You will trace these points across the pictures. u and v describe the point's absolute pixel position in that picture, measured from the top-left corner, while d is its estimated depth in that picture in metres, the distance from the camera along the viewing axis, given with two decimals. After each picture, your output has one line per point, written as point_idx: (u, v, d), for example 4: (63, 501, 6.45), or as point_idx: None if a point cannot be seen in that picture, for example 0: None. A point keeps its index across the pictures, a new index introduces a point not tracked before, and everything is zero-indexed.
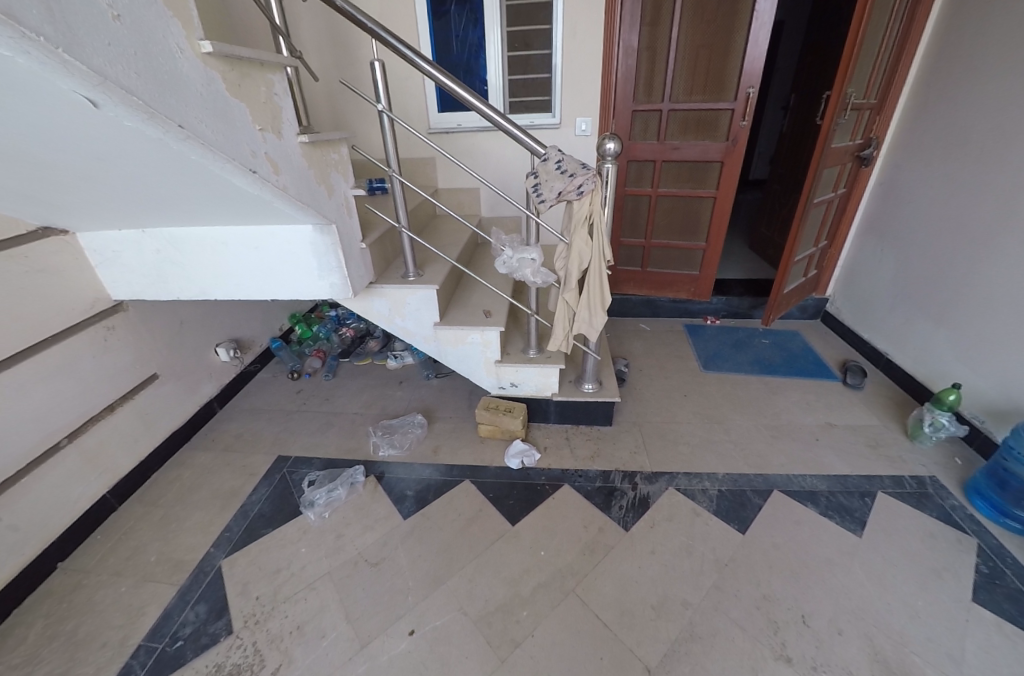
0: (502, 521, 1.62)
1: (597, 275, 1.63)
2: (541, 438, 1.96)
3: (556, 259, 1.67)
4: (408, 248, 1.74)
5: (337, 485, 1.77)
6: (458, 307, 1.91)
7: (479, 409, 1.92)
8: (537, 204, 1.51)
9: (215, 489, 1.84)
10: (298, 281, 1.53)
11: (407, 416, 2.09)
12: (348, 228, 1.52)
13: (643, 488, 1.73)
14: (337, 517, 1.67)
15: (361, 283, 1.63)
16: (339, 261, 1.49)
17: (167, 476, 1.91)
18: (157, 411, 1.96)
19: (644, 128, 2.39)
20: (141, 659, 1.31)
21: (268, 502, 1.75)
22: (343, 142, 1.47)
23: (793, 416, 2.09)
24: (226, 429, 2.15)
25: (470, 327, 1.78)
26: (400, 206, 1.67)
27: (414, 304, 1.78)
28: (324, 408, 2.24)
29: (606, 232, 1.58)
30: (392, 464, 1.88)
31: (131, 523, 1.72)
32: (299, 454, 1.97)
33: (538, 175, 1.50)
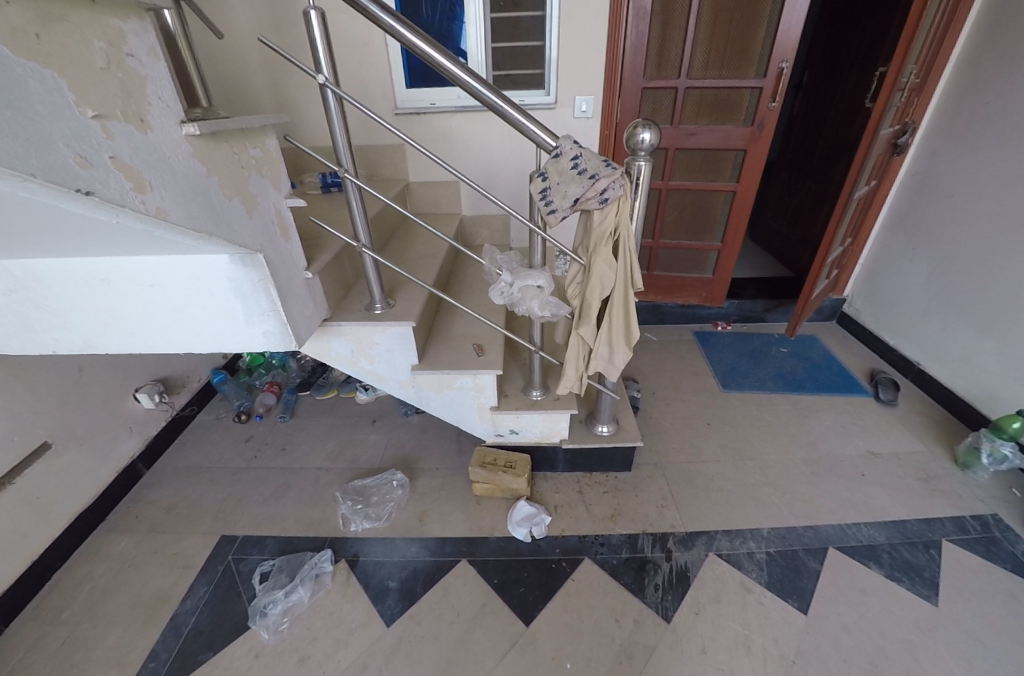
0: (513, 621, 1.28)
1: (620, 303, 1.29)
2: (549, 494, 1.62)
3: (566, 283, 1.32)
4: (373, 272, 1.33)
5: (299, 580, 1.38)
6: (439, 342, 1.54)
7: (473, 466, 1.57)
8: (544, 213, 1.14)
9: (137, 592, 1.40)
10: (220, 329, 1.11)
11: (383, 473, 1.69)
12: (284, 254, 1.10)
13: (679, 556, 1.42)
14: (299, 629, 1.29)
15: (310, 328, 1.23)
16: (272, 301, 1.07)
17: (74, 575, 1.44)
18: (56, 490, 1.46)
19: (652, 109, 2.05)
20: None
21: (207, 610, 1.35)
22: (270, 131, 1.03)
23: (832, 446, 1.82)
24: (155, 500, 1.65)
25: (459, 370, 1.42)
26: (360, 219, 1.25)
27: (384, 344, 1.39)
28: (281, 463, 1.77)
29: (635, 250, 1.22)
30: (369, 542, 1.50)
31: (20, 656, 1.26)
32: (249, 530, 1.54)
33: (546, 176, 1.12)
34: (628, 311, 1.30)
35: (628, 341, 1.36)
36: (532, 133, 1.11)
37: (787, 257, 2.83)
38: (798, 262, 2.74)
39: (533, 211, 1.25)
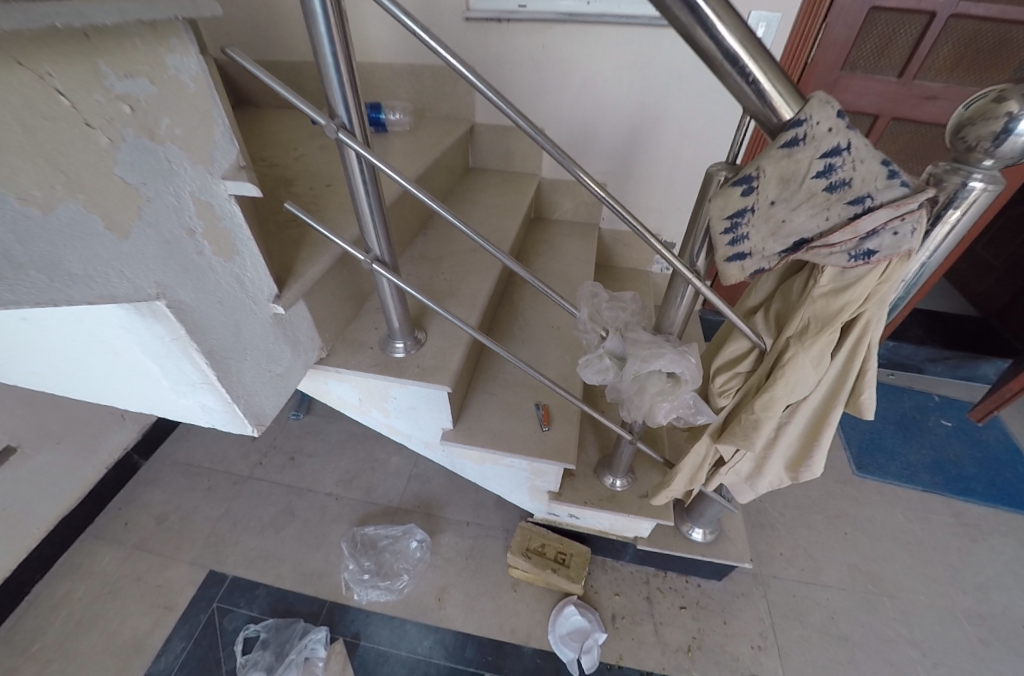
0: None
1: (805, 417, 0.73)
2: (607, 591, 1.29)
3: (717, 362, 0.76)
4: (391, 299, 0.86)
5: (285, 665, 1.21)
6: (482, 391, 1.10)
7: (516, 553, 1.24)
8: (723, 254, 0.56)
9: (110, 634, 1.30)
10: (142, 389, 0.74)
11: (402, 523, 1.48)
12: (218, 285, 0.64)
13: None
14: None
15: (279, 396, 0.82)
16: (200, 369, 0.67)
17: (52, 594, 1.35)
18: (29, 494, 1.29)
19: (879, 52, 1.36)
20: None
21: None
22: (183, 31, 0.49)
23: (1016, 601, 1.26)
24: (145, 506, 1.57)
25: (508, 451, 0.98)
26: (369, 194, 0.70)
27: (402, 399, 0.97)
28: (285, 479, 1.65)
29: (877, 348, 0.61)
30: (372, 619, 1.31)
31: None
32: (239, 571, 1.42)
33: (761, 181, 0.51)
34: (815, 431, 0.74)
35: (794, 469, 0.82)
36: (746, 84, 0.47)
37: (976, 289, 2.07)
38: (987, 300, 2.00)
39: (696, 235, 0.63)
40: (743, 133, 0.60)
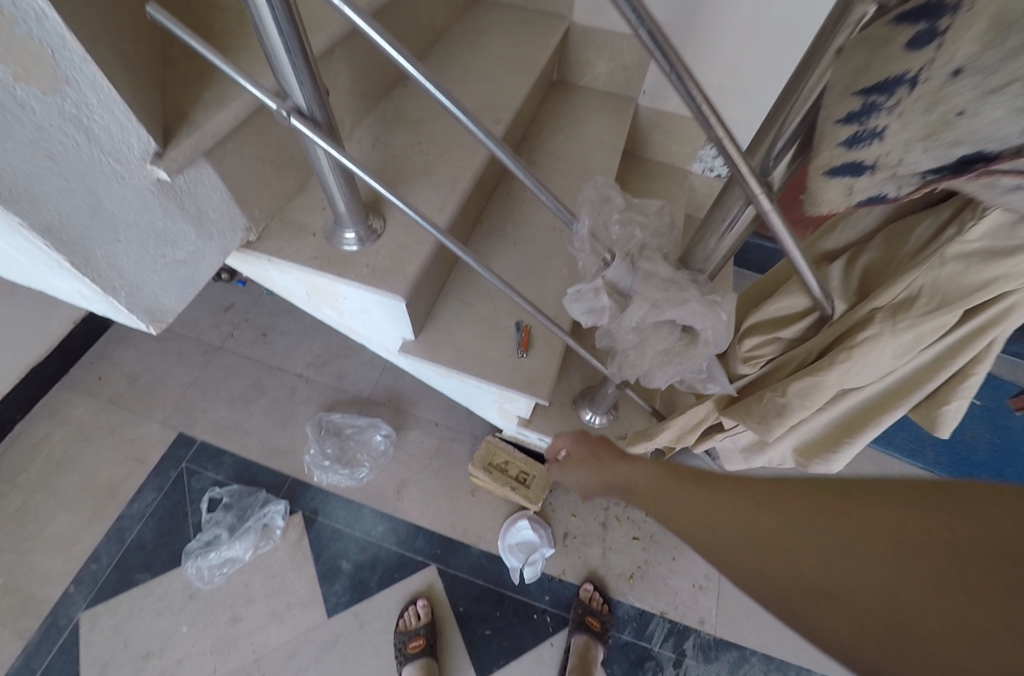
0: (463, 666, 1.17)
1: (842, 411, 0.57)
2: (564, 512, 1.34)
3: (755, 318, 0.56)
4: (341, 186, 0.64)
5: (244, 530, 1.29)
6: (456, 299, 0.92)
7: (478, 465, 1.27)
8: (824, 161, 0.34)
9: (87, 478, 1.37)
10: (6, 261, 0.57)
11: (369, 415, 1.46)
12: (43, 131, 0.42)
13: (691, 667, 1.17)
14: (237, 583, 1.25)
15: (185, 292, 0.63)
16: (49, 256, 0.48)
17: (32, 435, 1.41)
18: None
19: None
20: None
21: (153, 523, 1.32)
22: None
23: None
24: (118, 362, 1.55)
25: (473, 373, 0.84)
26: (274, 7, 0.44)
27: (353, 301, 0.79)
28: (256, 354, 1.58)
29: (998, 346, 0.43)
30: (332, 500, 1.35)
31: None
32: (208, 437, 1.44)
33: (959, 16, 0.26)
34: (851, 428, 0.58)
35: (805, 457, 0.68)
36: None
37: None
38: None
39: (787, 123, 0.38)
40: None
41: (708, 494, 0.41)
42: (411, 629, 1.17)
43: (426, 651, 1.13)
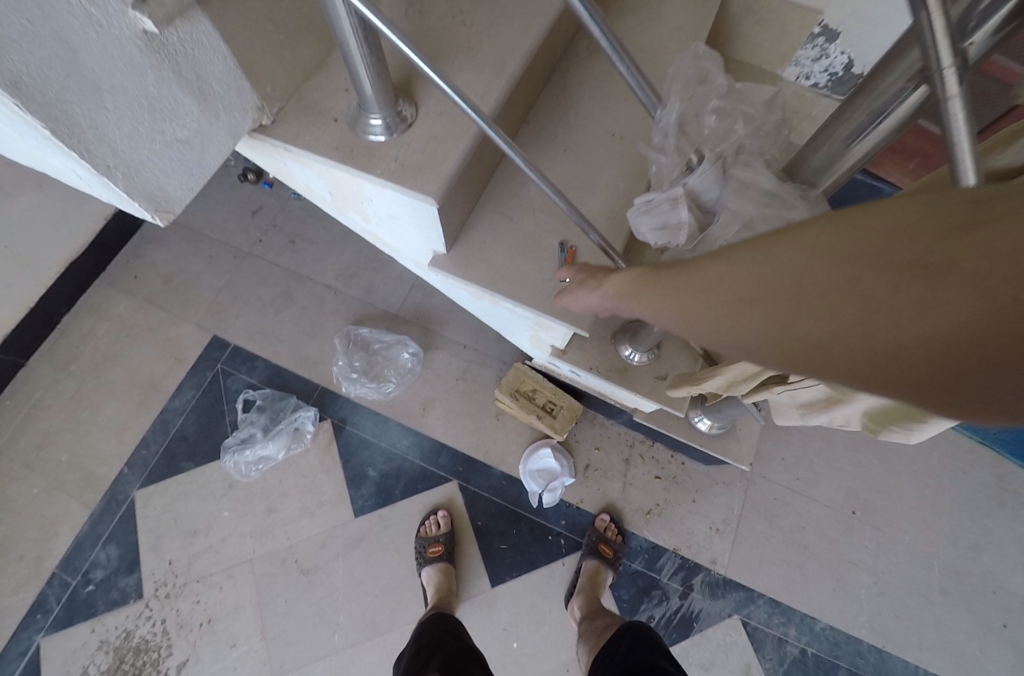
0: (480, 575, 1.23)
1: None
2: (587, 445, 1.32)
3: None
4: (370, 64, 0.52)
5: (277, 432, 1.34)
6: (494, 211, 0.82)
7: (505, 391, 1.24)
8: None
9: (132, 371, 1.42)
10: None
11: (397, 332, 1.43)
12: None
13: (696, 601, 1.19)
14: (272, 480, 1.32)
15: (191, 179, 0.56)
16: (27, 122, 0.41)
17: (80, 327, 1.45)
18: (27, 235, 1.19)
19: None
20: (55, 592, 1.22)
21: (193, 418, 1.38)
22: None
23: (995, 561, 1.24)
24: (153, 262, 1.54)
25: (510, 296, 0.76)
26: None
27: (381, 204, 0.71)
28: (285, 262, 1.54)
29: None
30: (360, 412, 1.37)
31: (41, 393, 1.39)
32: (241, 342, 1.45)
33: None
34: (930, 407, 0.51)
35: (876, 424, 0.59)
36: None
37: None
38: None
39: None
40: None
41: (697, 282, 0.36)
42: (431, 537, 1.22)
43: (444, 557, 1.19)
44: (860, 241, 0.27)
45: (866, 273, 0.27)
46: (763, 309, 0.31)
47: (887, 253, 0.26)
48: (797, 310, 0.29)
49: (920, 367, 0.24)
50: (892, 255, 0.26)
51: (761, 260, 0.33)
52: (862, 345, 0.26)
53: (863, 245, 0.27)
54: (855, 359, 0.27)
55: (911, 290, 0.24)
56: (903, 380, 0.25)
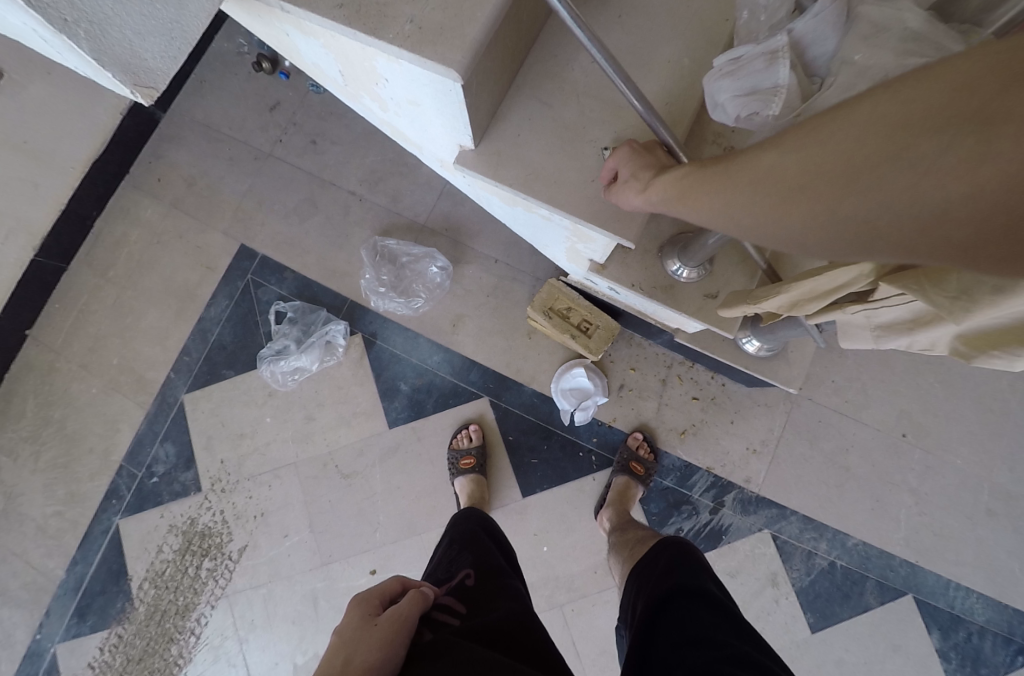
0: (511, 485, 1.26)
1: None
2: (622, 365, 1.27)
3: None
4: None
5: (309, 344, 1.34)
6: (531, 98, 0.70)
7: (537, 310, 1.18)
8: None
9: (167, 279, 1.43)
10: None
11: (426, 244, 1.35)
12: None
13: (726, 515, 1.19)
14: (310, 390, 1.36)
15: (173, 45, 0.48)
16: None
17: (112, 233, 1.44)
18: (42, 130, 1.13)
19: None
20: (125, 482, 1.34)
21: (230, 328, 1.40)
22: None
23: None
24: (174, 163, 1.47)
25: (546, 202, 0.67)
26: None
27: (398, 89, 0.61)
28: (307, 165, 1.44)
29: None
30: (390, 327, 1.35)
31: (84, 298, 1.42)
32: (268, 252, 1.42)
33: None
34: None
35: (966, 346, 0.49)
36: None
37: None
38: None
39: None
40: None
41: (739, 178, 0.36)
42: (463, 449, 1.25)
43: (477, 469, 1.22)
44: (909, 105, 0.26)
45: (916, 136, 0.25)
46: (809, 193, 0.31)
47: (946, 113, 0.24)
48: (846, 186, 0.29)
49: (975, 223, 0.24)
50: (949, 113, 0.24)
51: (812, 142, 0.31)
52: (916, 212, 0.26)
53: (923, 104, 0.25)
54: (908, 228, 0.27)
55: (970, 147, 0.23)
56: (959, 239, 0.25)
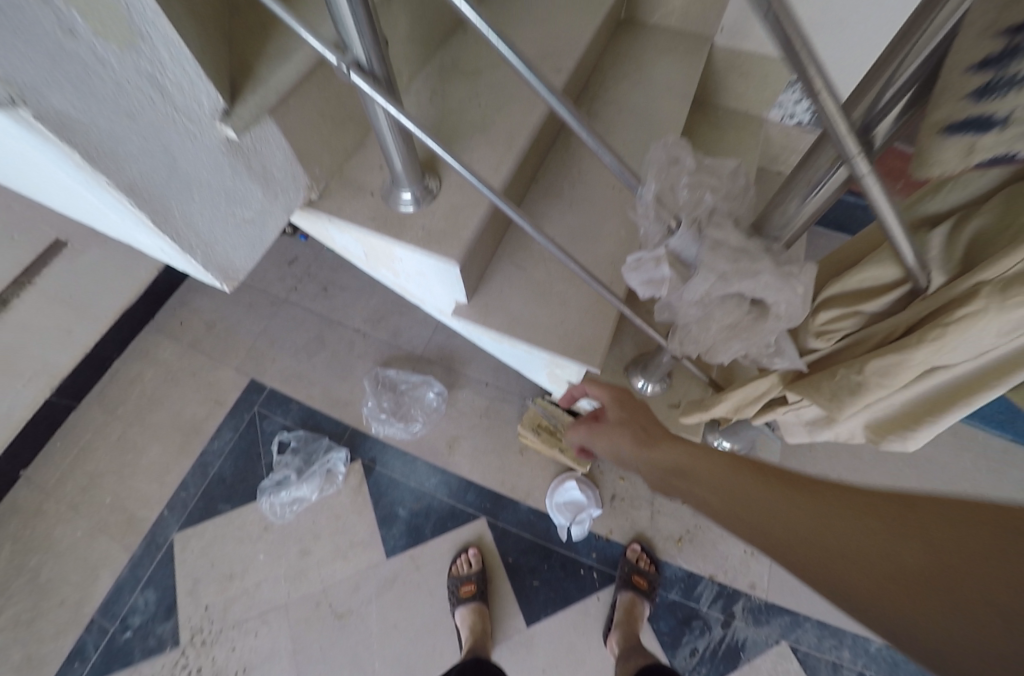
0: (511, 610, 1.24)
1: (931, 386, 0.55)
2: (610, 476, 1.35)
3: (832, 289, 0.53)
4: (392, 147, 0.61)
5: (310, 473, 1.41)
6: (509, 263, 0.91)
7: (527, 426, 1.30)
8: (944, 116, 0.29)
9: (175, 415, 1.52)
10: (101, 219, 0.61)
11: (422, 372, 1.51)
12: (122, 91, 0.43)
13: (740, 628, 1.18)
14: (308, 520, 1.38)
15: (253, 248, 0.66)
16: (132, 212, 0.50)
17: (128, 372, 1.58)
18: (87, 289, 1.33)
19: None
20: (95, 637, 1.28)
21: (231, 461, 1.46)
22: None
23: None
24: (196, 311, 1.67)
25: (525, 339, 0.83)
26: None
27: (410, 265, 0.80)
28: (317, 308, 1.65)
29: None
30: (389, 451, 1.43)
31: (90, 436, 1.49)
32: (276, 385, 1.55)
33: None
34: (936, 406, 0.56)
35: (876, 432, 0.64)
36: None
37: None
38: None
39: (898, 71, 0.32)
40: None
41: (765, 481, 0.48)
42: (463, 575, 1.25)
43: (477, 597, 1.20)
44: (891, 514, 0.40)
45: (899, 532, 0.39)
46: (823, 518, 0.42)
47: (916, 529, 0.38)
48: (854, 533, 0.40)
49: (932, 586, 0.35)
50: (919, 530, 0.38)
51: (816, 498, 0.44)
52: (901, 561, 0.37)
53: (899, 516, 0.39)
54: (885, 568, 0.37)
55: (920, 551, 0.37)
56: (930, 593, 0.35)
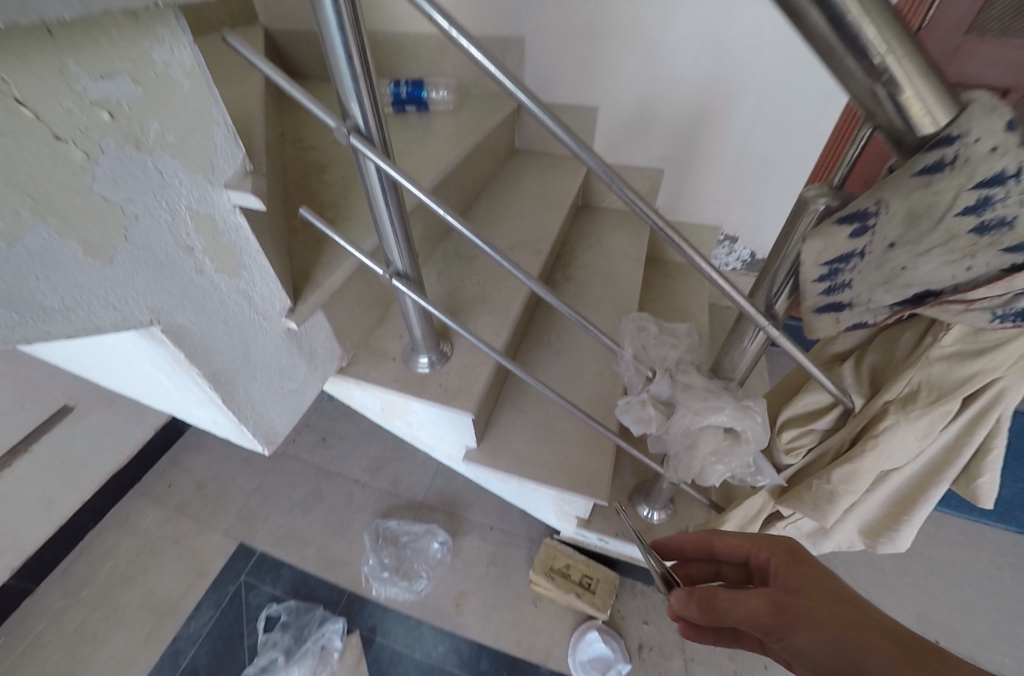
0: None
1: (893, 488, 0.64)
2: (630, 622, 1.27)
3: (786, 414, 0.65)
4: (415, 321, 0.76)
5: (302, 653, 1.26)
6: (511, 406, 1.01)
7: (540, 572, 1.28)
8: (811, 304, 0.48)
9: (148, 594, 1.39)
10: (162, 397, 0.71)
11: (424, 520, 1.49)
12: (223, 305, 0.56)
13: None
14: None
15: (292, 414, 0.75)
16: (206, 392, 0.60)
17: (101, 545, 1.47)
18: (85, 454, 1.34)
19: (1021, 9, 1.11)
20: None
21: (207, 647, 1.31)
22: (173, 19, 0.41)
23: None
24: (188, 473, 1.65)
25: (533, 477, 0.89)
26: (390, 208, 0.60)
27: (424, 417, 0.89)
28: (316, 462, 1.67)
29: (1006, 419, 0.52)
30: (391, 616, 1.33)
31: (40, 627, 1.32)
32: (267, 549, 1.47)
33: (880, 219, 0.40)
34: (904, 505, 0.64)
35: (865, 537, 0.70)
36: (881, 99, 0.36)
37: None
38: None
39: (779, 271, 0.52)
40: (862, 144, 0.44)
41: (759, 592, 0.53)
42: None
43: None
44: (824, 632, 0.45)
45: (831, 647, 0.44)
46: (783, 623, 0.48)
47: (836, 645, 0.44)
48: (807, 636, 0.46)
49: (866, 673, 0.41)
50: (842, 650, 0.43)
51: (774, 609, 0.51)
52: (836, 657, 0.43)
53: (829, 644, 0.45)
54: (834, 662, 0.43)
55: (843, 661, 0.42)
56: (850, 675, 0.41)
